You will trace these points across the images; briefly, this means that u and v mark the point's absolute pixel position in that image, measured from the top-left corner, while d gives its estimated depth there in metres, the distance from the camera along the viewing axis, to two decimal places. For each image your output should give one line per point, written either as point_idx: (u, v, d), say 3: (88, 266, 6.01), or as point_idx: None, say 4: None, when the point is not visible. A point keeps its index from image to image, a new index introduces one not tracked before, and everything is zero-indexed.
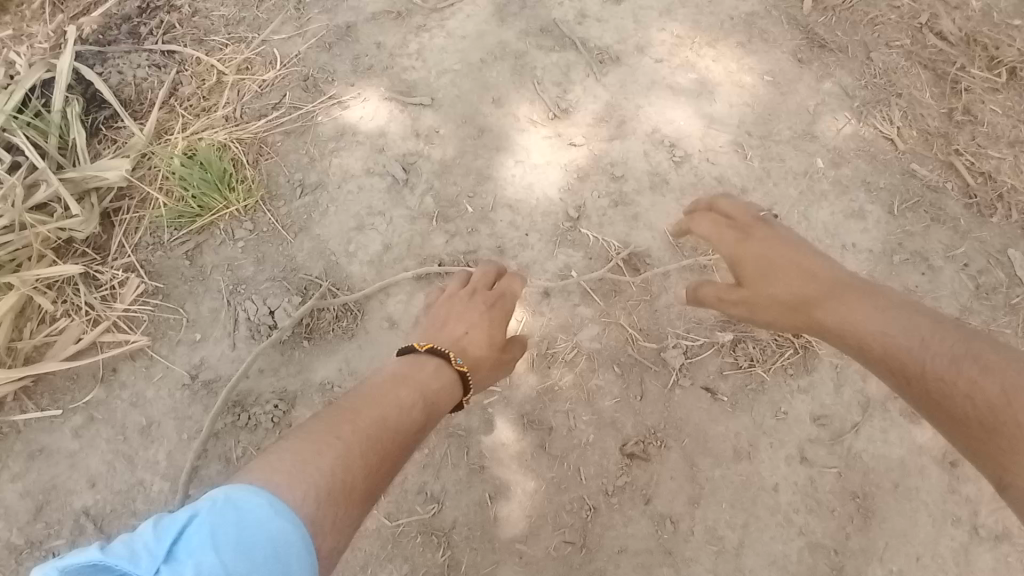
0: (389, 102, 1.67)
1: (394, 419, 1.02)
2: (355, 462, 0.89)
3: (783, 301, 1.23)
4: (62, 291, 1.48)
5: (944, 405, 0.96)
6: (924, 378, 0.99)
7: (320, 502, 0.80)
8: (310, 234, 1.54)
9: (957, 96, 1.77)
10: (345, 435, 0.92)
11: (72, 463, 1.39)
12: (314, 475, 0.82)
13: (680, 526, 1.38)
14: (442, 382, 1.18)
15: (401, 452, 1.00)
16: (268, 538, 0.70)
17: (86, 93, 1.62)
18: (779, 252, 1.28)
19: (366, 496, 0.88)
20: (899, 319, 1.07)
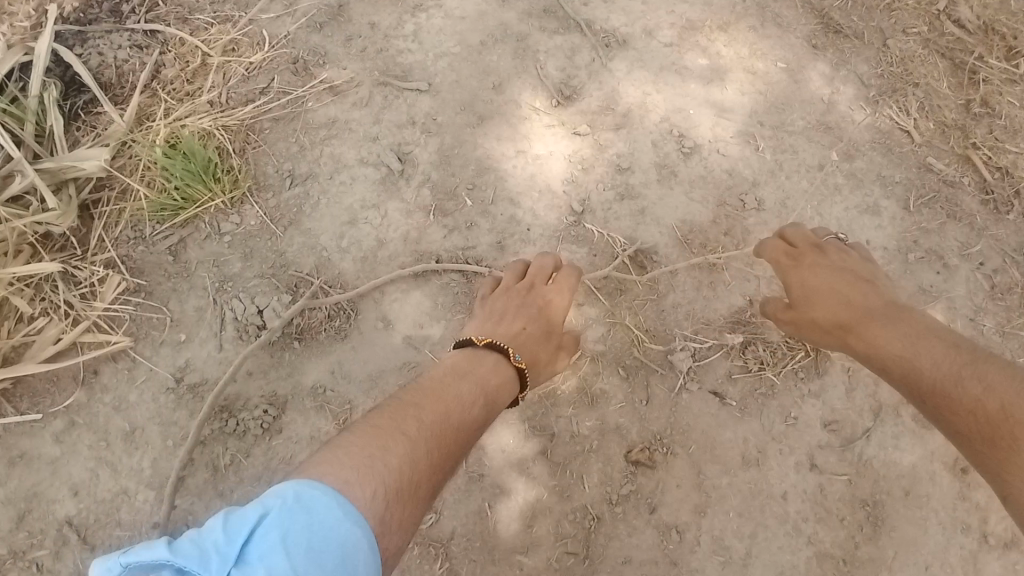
0: (383, 87, 1.58)
1: (457, 415, 1.01)
2: (418, 459, 0.89)
3: (819, 321, 1.26)
4: (40, 288, 1.40)
5: (952, 422, 1.01)
6: (936, 398, 1.04)
7: (387, 502, 0.80)
8: (300, 228, 1.47)
9: (975, 87, 1.70)
10: (409, 431, 0.92)
11: (53, 470, 1.32)
12: (379, 474, 0.82)
13: (685, 536, 1.34)
14: (500, 378, 1.16)
15: (464, 449, 0.99)
16: (336, 541, 0.70)
17: (64, 77, 1.52)
18: (826, 273, 1.29)
19: (428, 494, 0.89)
20: (922, 345, 1.11)
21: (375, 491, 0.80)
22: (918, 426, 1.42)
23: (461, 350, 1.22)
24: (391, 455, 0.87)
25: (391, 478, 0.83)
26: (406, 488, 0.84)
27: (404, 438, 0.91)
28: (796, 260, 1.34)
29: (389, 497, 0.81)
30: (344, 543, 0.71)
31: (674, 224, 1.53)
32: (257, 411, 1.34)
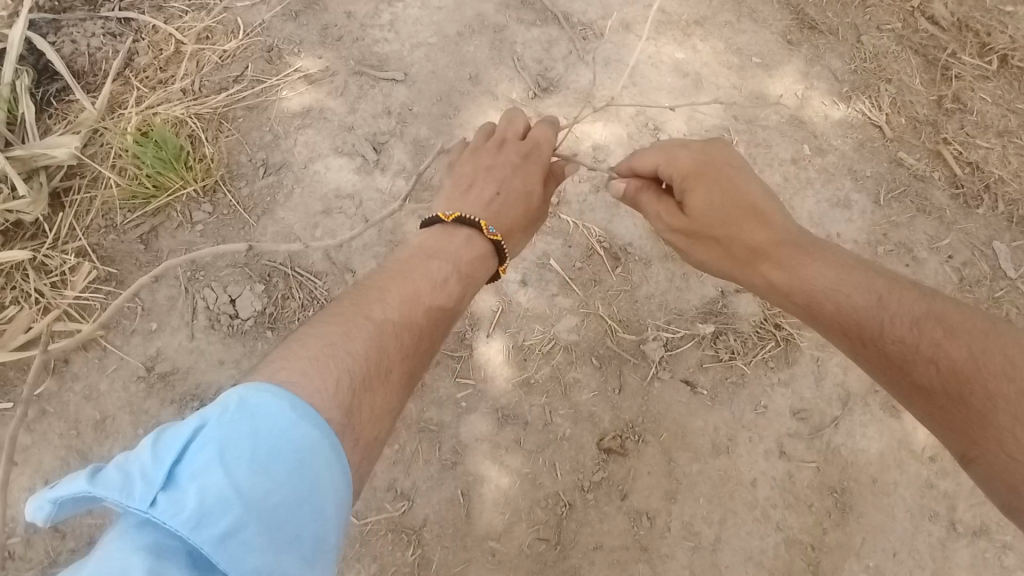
0: (359, 77, 1.58)
1: (428, 293, 0.99)
2: (388, 344, 0.86)
3: (727, 243, 1.05)
4: (10, 277, 1.39)
5: (906, 371, 0.90)
6: (886, 342, 0.93)
7: (353, 392, 0.76)
8: (273, 218, 1.47)
9: (947, 83, 1.73)
10: (375, 316, 0.89)
11: (22, 458, 1.31)
12: (339, 364, 0.78)
13: (656, 522, 1.35)
14: (475, 252, 1.12)
15: (438, 329, 0.98)
16: (288, 450, 0.64)
17: (37, 65, 1.50)
18: (731, 179, 1.05)
19: (404, 376, 0.87)
20: (857, 275, 0.98)
21: (340, 382, 0.76)
22: (885, 414, 1.45)
23: (428, 229, 1.14)
24: (353, 340, 0.82)
25: (360, 365, 0.79)
26: (376, 374, 0.81)
27: (370, 324, 0.87)
28: (701, 162, 1.07)
29: (354, 386, 0.77)
30: (304, 450, 0.65)
31: None
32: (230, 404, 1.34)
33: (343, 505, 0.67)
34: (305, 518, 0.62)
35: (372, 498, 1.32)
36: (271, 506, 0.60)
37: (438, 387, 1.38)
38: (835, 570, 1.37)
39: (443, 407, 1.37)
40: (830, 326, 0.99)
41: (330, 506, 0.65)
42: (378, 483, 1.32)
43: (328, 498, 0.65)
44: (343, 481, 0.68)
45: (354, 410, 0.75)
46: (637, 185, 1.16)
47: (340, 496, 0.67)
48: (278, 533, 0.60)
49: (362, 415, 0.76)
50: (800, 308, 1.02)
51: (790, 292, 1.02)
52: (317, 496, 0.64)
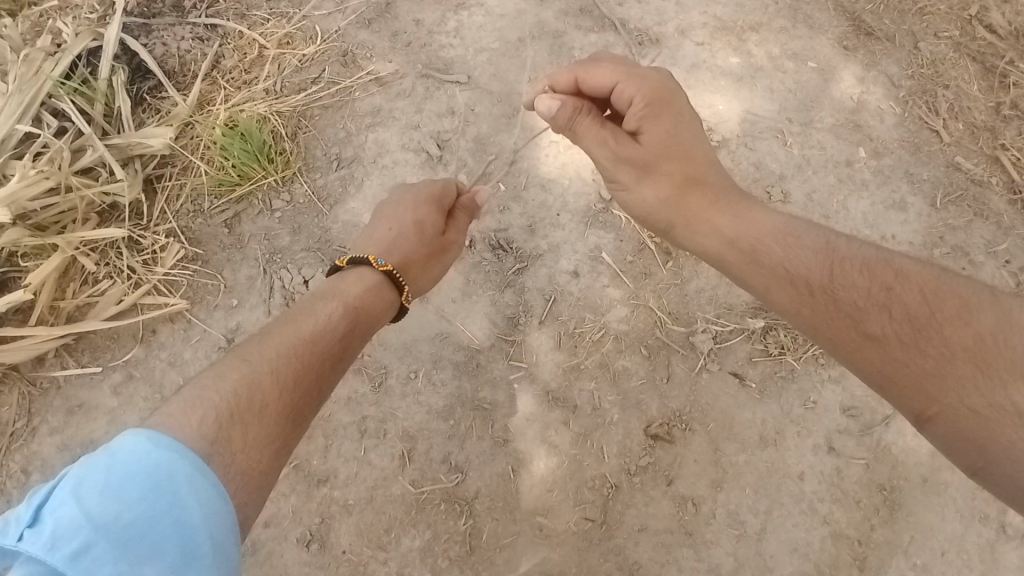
0: (425, 79, 1.68)
1: (312, 330, 1.04)
2: (262, 378, 0.91)
3: (677, 176, 1.14)
4: (105, 254, 1.54)
5: (857, 321, 0.96)
6: (835, 288, 0.99)
7: (220, 425, 0.83)
8: (344, 207, 1.57)
9: (1006, 90, 1.72)
10: (250, 358, 0.94)
11: (110, 418, 1.44)
12: (211, 402, 0.85)
13: (702, 508, 1.38)
14: (364, 285, 1.19)
15: (325, 368, 1.01)
16: (141, 475, 0.72)
17: (130, 64, 1.64)
18: (687, 115, 1.15)
19: (282, 411, 0.91)
20: (798, 228, 1.08)
21: (205, 415, 0.83)
22: None
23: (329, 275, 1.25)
24: (228, 380, 0.89)
25: (228, 401, 0.86)
26: (248, 407, 0.87)
27: (244, 365, 0.92)
28: (661, 92, 1.13)
29: (224, 418, 0.84)
30: (160, 472, 0.73)
31: None
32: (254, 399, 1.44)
33: (218, 515, 0.74)
34: (164, 531, 0.70)
35: (427, 470, 1.39)
36: (123, 524, 0.68)
37: (493, 368, 1.45)
38: (883, 567, 1.36)
39: (496, 387, 1.43)
40: (772, 272, 1.06)
41: (196, 517, 0.72)
42: (434, 456, 1.39)
43: (192, 511, 0.72)
44: (212, 495, 0.75)
45: (224, 439, 0.82)
46: (576, 107, 1.12)
47: (210, 508, 0.74)
48: (135, 546, 0.68)
49: (233, 444, 0.82)
50: (743, 254, 1.09)
51: (736, 237, 1.10)
52: (178, 510, 0.71)
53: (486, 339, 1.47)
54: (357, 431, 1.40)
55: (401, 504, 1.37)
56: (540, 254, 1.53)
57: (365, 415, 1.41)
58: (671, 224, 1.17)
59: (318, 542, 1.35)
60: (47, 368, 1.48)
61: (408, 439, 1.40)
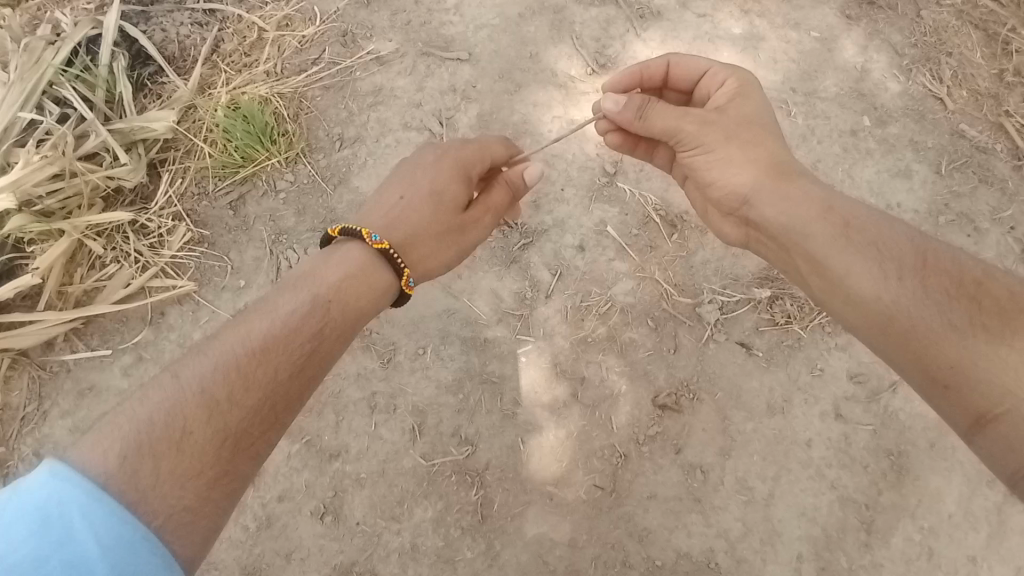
0: (427, 58, 1.67)
1: (262, 337, 0.94)
2: (187, 402, 0.85)
3: (767, 138, 1.10)
4: (112, 238, 1.56)
5: (947, 309, 0.88)
6: (929, 272, 0.92)
7: (125, 459, 0.78)
8: (348, 186, 1.59)
9: (1009, 57, 1.70)
10: (181, 375, 0.88)
11: (124, 398, 1.48)
12: (119, 432, 0.81)
13: (710, 476, 1.39)
14: (345, 273, 1.04)
15: (279, 381, 0.92)
16: (27, 510, 0.69)
17: (131, 51, 1.65)
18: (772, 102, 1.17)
19: (215, 435, 0.85)
20: (890, 218, 1.02)
21: (111, 447, 0.79)
22: None
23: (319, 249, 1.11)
24: (144, 405, 0.84)
25: (143, 431, 0.81)
26: (165, 436, 0.82)
27: (172, 386, 0.87)
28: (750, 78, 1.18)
29: (130, 451, 0.79)
30: (50, 507, 0.69)
31: None
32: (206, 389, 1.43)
33: (121, 543, 0.71)
34: (55, 566, 0.66)
35: (437, 443, 1.40)
36: (3, 567, 0.65)
37: (500, 342, 1.46)
38: (891, 531, 1.37)
39: (504, 360, 1.45)
40: (858, 247, 0.96)
41: (91, 550, 0.68)
42: (443, 429, 1.41)
43: (89, 542, 0.69)
44: (111, 523, 0.72)
45: (130, 475, 0.77)
46: (644, 97, 1.14)
47: (109, 538, 0.70)
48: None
49: (142, 480, 0.78)
50: (830, 227, 0.99)
51: (827, 205, 1.02)
52: (70, 546, 0.68)
53: (493, 315, 1.48)
54: (367, 407, 1.42)
55: (413, 477, 1.39)
56: (545, 229, 1.53)
57: (375, 391, 1.42)
58: (751, 187, 1.08)
59: (331, 515, 1.37)
60: (58, 351, 1.51)
61: (418, 413, 1.42)
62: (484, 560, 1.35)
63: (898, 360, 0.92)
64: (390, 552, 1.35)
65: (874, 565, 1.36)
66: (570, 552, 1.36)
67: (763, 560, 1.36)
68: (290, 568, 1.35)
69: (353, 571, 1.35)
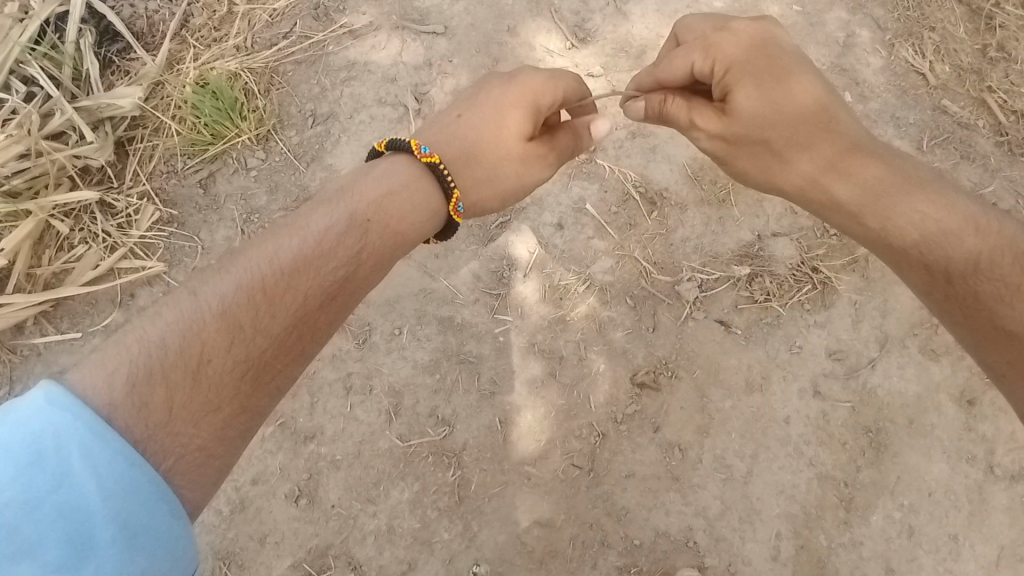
0: (401, 32, 1.61)
1: (292, 255, 0.93)
2: (206, 325, 0.87)
3: (787, 151, 1.01)
4: (79, 219, 1.52)
5: (994, 318, 0.98)
6: (973, 276, 0.98)
7: (135, 389, 0.80)
8: (322, 164, 1.55)
9: (992, 32, 1.66)
10: (200, 295, 0.89)
11: None
12: (129, 358, 0.82)
13: (688, 454, 1.39)
14: (382, 188, 1.00)
15: (308, 306, 0.92)
16: (21, 448, 0.69)
17: (98, 27, 1.59)
18: (778, 78, 0.99)
19: (238, 366, 0.87)
20: (936, 197, 1.01)
21: (119, 371, 0.80)
22: (924, 357, 1.42)
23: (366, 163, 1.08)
24: (159, 327, 0.86)
25: (155, 357, 0.83)
26: (182, 366, 0.84)
27: (192, 305, 0.88)
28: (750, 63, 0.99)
29: (140, 379, 0.81)
30: (45, 442, 0.70)
31: (687, 159, 1.50)
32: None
33: (123, 485, 0.72)
34: (53, 512, 0.68)
35: (414, 424, 1.39)
36: None
37: (477, 322, 1.44)
38: (868, 506, 1.38)
39: (481, 340, 1.42)
40: (907, 257, 1.02)
41: (91, 495, 0.70)
42: (420, 410, 1.40)
43: (89, 489, 0.70)
44: (112, 464, 0.72)
45: (140, 408, 0.79)
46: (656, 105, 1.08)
47: (111, 480, 0.71)
48: (13, 534, 0.66)
49: (151, 417, 0.80)
50: (874, 233, 1.02)
51: (861, 207, 1.01)
52: (68, 489, 0.69)
53: (470, 294, 1.45)
54: (342, 388, 1.40)
55: (389, 458, 1.38)
56: (523, 208, 1.49)
57: (350, 372, 1.40)
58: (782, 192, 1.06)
59: (306, 497, 1.36)
60: (26, 336, 1.48)
61: (394, 394, 1.40)
62: (462, 541, 1.35)
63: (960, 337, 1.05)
64: (367, 534, 1.35)
65: (851, 540, 1.37)
66: (549, 531, 1.36)
67: (741, 537, 1.37)
68: (266, 552, 1.35)
69: (330, 553, 1.35)
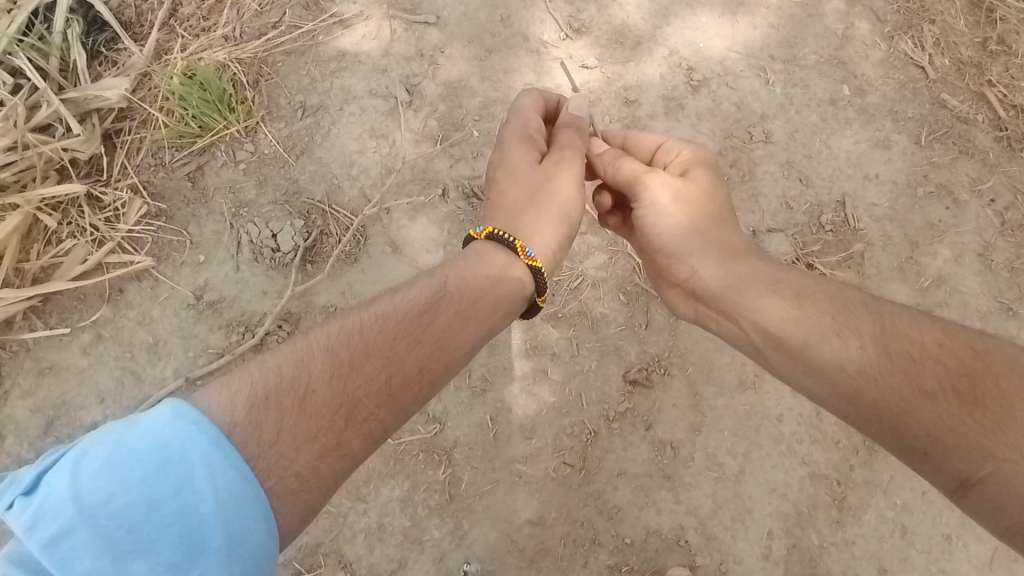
0: (392, 22, 1.59)
1: (391, 305, 0.94)
2: (313, 360, 0.85)
3: (706, 219, 1.16)
4: (67, 213, 1.50)
5: (908, 371, 0.84)
6: (884, 336, 0.88)
7: (251, 409, 0.78)
8: (311, 157, 1.53)
9: (992, 25, 1.64)
10: (310, 334, 0.88)
11: (81, 379, 1.44)
12: (249, 380, 0.81)
13: (680, 452, 1.38)
14: (471, 260, 1.07)
15: (395, 349, 0.89)
16: (148, 453, 0.69)
17: (86, 17, 1.56)
18: (716, 175, 1.25)
19: (333, 399, 0.83)
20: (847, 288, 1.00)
21: (238, 392, 0.79)
22: None
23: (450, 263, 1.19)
24: (274, 357, 0.84)
25: (269, 381, 0.81)
26: (291, 392, 0.81)
27: (302, 343, 0.87)
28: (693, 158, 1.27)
29: (257, 398, 0.79)
30: (171, 450, 0.69)
31: None
32: (163, 387, 1.44)
33: (237, 500, 0.70)
34: (170, 517, 0.67)
35: (404, 421, 1.38)
36: (116, 507, 0.66)
37: None
38: (861, 506, 1.37)
39: None
40: (819, 321, 0.94)
41: (207, 505, 0.68)
42: None
43: (204, 498, 0.68)
44: (229, 479, 0.70)
45: (254, 426, 0.77)
46: (616, 164, 1.26)
47: (226, 493, 0.69)
48: (132, 532, 0.65)
49: (263, 435, 0.76)
50: (784, 301, 0.99)
51: (777, 280, 1.04)
52: (186, 495, 0.68)
53: None
54: None
55: (379, 456, 1.37)
56: None
57: None
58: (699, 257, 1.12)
59: None
60: (13, 331, 1.46)
61: None
62: (452, 540, 1.35)
63: (882, 443, 0.87)
64: (356, 532, 1.35)
65: (843, 540, 1.36)
66: (540, 530, 1.35)
67: (733, 535, 1.36)
68: None
69: (319, 551, 1.34)
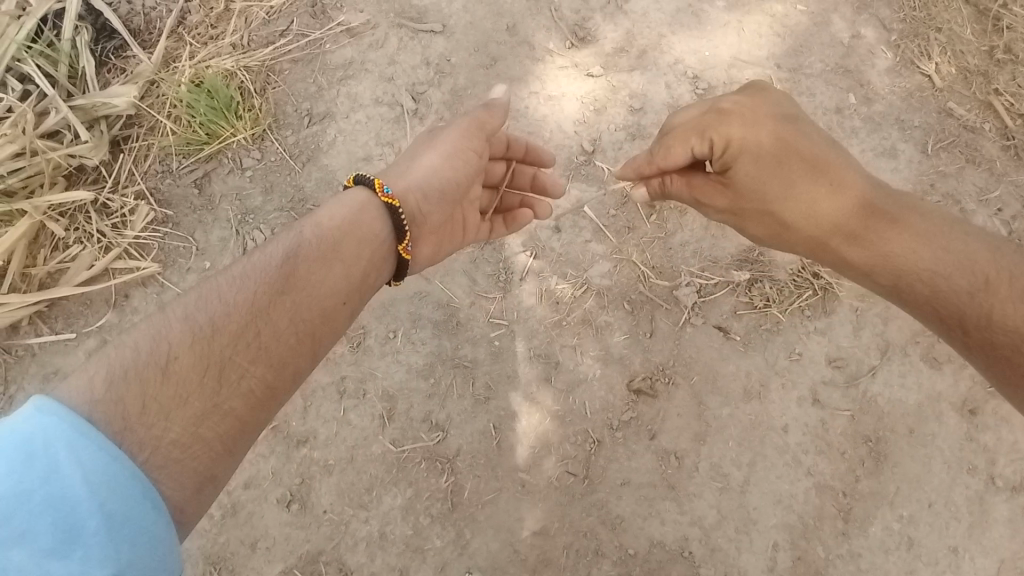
0: (398, 30, 1.59)
1: (247, 268, 0.96)
2: (172, 330, 0.88)
3: (792, 230, 1.08)
4: (74, 219, 1.51)
5: (1011, 364, 0.93)
6: (984, 327, 0.96)
7: (112, 389, 0.82)
8: (317, 164, 1.54)
9: (1000, 33, 1.63)
10: (169, 306, 0.92)
11: None
12: (108, 361, 0.85)
13: (684, 462, 1.38)
14: (335, 207, 1.06)
15: (257, 304, 0.93)
16: (11, 447, 0.71)
17: (95, 25, 1.58)
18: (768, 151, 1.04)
19: (197, 361, 0.87)
20: (951, 245, 1.01)
21: (97, 375, 0.82)
22: (926, 365, 1.40)
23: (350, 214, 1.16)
24: (133, 335, 0.88)
25: (131, 359, 0.85)
26: (151, 363, 0.85)
27: (162, 317, 0.90)
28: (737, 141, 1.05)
29: (117, 376, 0.83)
30: (34, 442, 0.72)
31: None
32: None
33: (107, 479, 0.74)
34: (41, 504, 0.70)
35: (407, 429, 1.38)
36: None
37: (472, 326, 1.42)
38: (867, 518, 1.36)
39: (476, 345, 1.41)
40: (923, 306, 1.03)
41: (79, 488, 0.72)
42: (413, 415, 1.38)
43: (74, 482, 0.72)
44: (95, 461, 0.74)
45: (117, 402, 0.81)
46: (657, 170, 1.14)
47: (96, 475, 0.73)
48: (7, 524, 0.68)
49: (128, 408, 0.81)
50: (886, 287, 1.06)
51: (870, 267, 1.05)
52: (57, 482, 0.71)
53: (466, 297, 1.43)
54: (335, 392, 1.39)
55: (382, 464, 1.37)
56: None
57: (343, 376, 1.39)
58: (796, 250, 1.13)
59: (298, 503, 1.35)
60: (20, 337, 1.47)
61: (388, 399, 1.39)
62: (455, 548, 1.34)
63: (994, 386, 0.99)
64: (359, 540, 1.34)
65: (849, 552, 1.35)
66: (543, 539, 1.35)
67: (737, 547, 1.35)
68: (256, 557, 1.34)
69: (321, 559, 1.34)
